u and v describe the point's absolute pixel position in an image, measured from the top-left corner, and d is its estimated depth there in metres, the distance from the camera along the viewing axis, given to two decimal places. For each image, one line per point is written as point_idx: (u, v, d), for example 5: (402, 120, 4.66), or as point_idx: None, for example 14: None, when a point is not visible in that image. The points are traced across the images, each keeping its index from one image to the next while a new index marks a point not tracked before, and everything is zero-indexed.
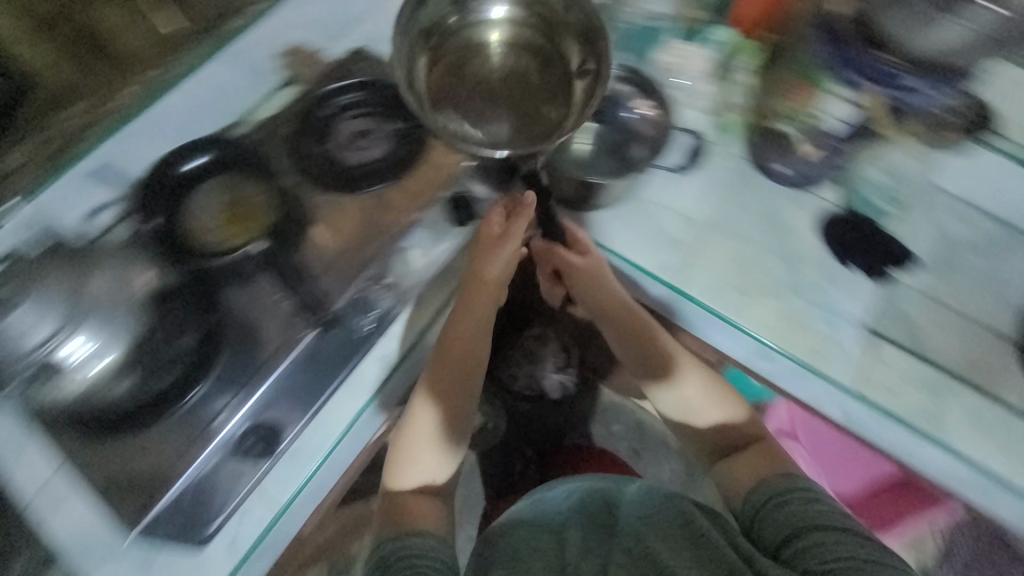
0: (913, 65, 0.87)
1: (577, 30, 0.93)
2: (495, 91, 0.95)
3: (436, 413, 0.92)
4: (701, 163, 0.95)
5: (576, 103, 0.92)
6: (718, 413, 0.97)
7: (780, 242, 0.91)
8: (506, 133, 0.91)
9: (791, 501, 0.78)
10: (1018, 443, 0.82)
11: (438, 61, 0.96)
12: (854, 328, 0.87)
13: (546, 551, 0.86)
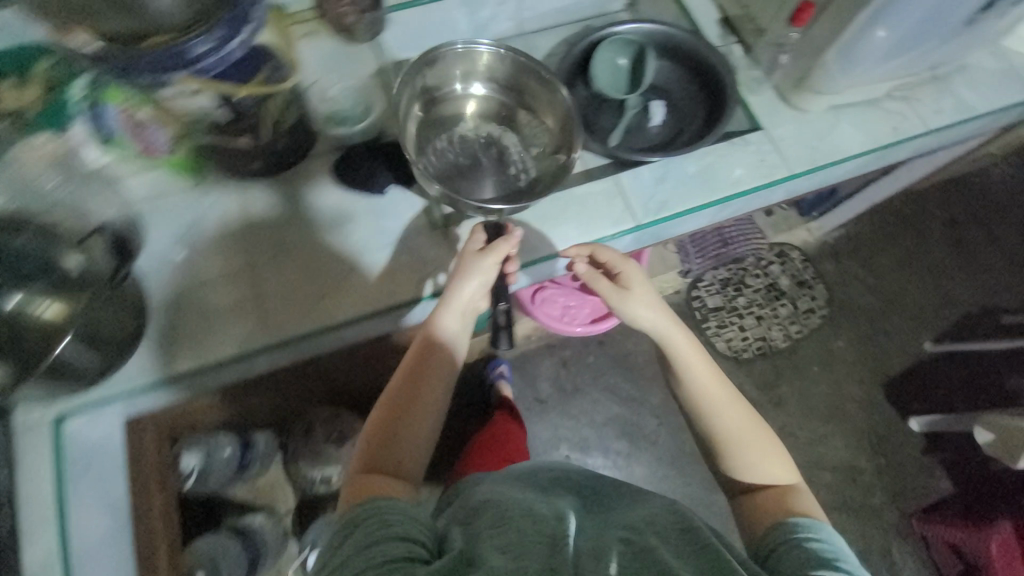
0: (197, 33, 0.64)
1: (557, 112, 1.00)
2: (479, 153, 1.00)
3: (420, 414, 0.77)
4: (192, 224, 0.85)
5: (540, 174, 0.97)
6: (749, 449, 0.80)
7: (317, 223, 0.87)
8: (487, 192, 0.94)
9: (792, 543, 0.67)
10: (579, 206, 0.92)
11: (429, 151, 0.97)
12: (427, 235, 0.88)
13: (541, 521, 0.61)
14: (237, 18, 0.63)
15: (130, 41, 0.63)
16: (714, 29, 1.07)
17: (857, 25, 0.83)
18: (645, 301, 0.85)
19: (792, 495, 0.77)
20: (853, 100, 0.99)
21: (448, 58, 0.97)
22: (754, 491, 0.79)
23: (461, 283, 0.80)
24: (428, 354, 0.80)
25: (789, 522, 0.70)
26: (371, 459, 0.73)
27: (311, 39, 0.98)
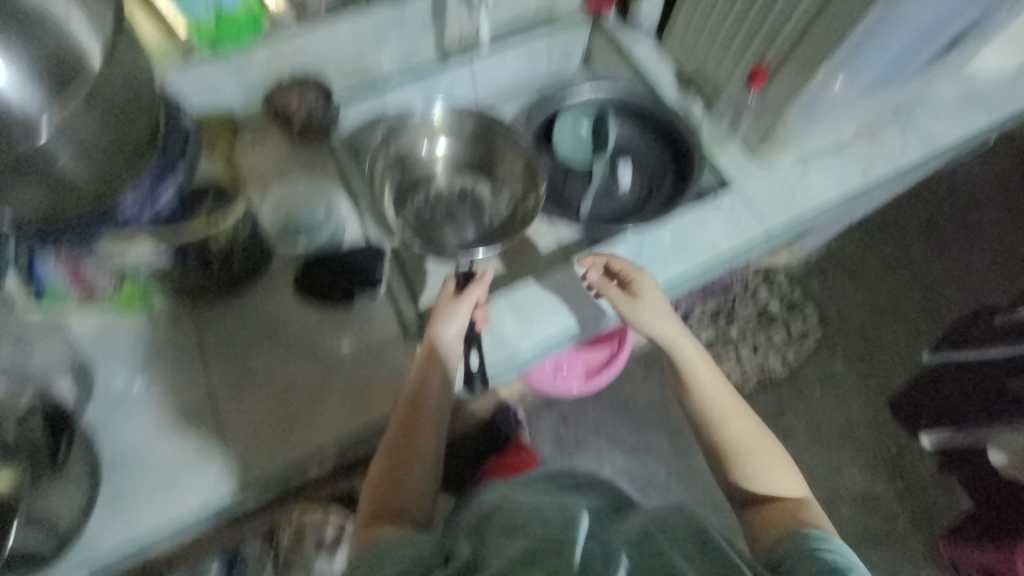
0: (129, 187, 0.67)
1: (517, 155, 0.97)
2: (456, 207, 0.99)
3: (418, 456, 0.75)
4: (144, 365, 0.79)
5: (502, 217, 0.95)
6: (759, 460, 0.79)
7: (281, 344, 0.81)
8: (468, 235, 0.95)
9: (803, 552, 0.66)
10: (556, 295, 0.88)
11: (407, 207, 0.97)
12: (400, 344, 0.83)
13: (551, 525, 0.62)
14: (163, 175, 0.69)
15: (58, 210, 0.61)
16: (672, 87, 1.05)
17: (817, 78, 0.82)
18: (654, 310, 0.83)
19: (802, 510, 0.75)
20: (819, 147, 0.97)
21: (412, 126, 0.97)
22: (761, 502, 0.78)
23: (450, 315, 0.77)
24: (414, 398, 0.75)
25: (800, 533, 0.70)
26: (377, 500, 0.72)
27: (260, 140, 0.93)
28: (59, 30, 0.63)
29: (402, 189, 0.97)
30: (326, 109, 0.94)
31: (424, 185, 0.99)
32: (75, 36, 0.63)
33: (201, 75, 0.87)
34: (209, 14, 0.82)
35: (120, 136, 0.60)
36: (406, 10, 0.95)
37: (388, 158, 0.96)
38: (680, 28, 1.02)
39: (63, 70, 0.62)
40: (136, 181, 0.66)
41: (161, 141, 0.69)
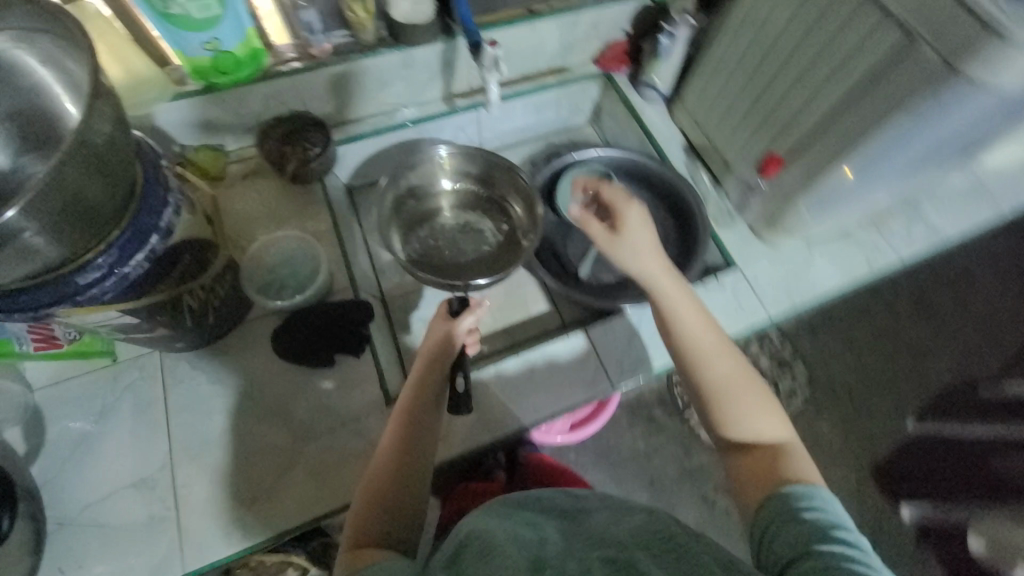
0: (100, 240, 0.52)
1: (519, 194, 0.93)
2: (456, 240, 0.95)
3: (412, 483, 0.67)
4: (101, 419, 0.74)
5: (497, 254, 0.93)
6: (755, 410, 0.67)
7: (251, 403, 0.76)
8: (467, 259, 0.92)
9: (797, 514, 0.55)
10: (549, 370, 0.84)
11: (409, 237, 0.93)
12: (379, 412, 0.78)
13: (528, 546, 0.53)
14: (139, 232, 0.55)
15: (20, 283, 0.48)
16: (680, 156, 1.03)
17: (838, 171, 0.77)
18: (637, 246, 0.76)
19: (785, 458, 0.63)
20: (826, 233, 0.95)
21: (422, 164, 0.93)
22: (745, 450, 0.65)
23: (445, 333, 0.73)
24: (407, 425, 0.69)
25: (785, 488, 0.58)
26: (364, 527, 0.63)
27: (252, 182, 0.91)
28: (15, 68, 0.53)
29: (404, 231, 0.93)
30: (324, 149, 0.89)
31: (431, 223, 0.95)
32: (48, 89, 0.55)
33: (192, 110, 0.82)
34: (206, 52, 0.76)
35: (94, 197, 0.49)
36: (416, 56, 0.91)
37: (396, 196, 0.92)
38: (691, 100, 1.01)
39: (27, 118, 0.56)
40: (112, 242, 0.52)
41: (142, 185, 0.55)
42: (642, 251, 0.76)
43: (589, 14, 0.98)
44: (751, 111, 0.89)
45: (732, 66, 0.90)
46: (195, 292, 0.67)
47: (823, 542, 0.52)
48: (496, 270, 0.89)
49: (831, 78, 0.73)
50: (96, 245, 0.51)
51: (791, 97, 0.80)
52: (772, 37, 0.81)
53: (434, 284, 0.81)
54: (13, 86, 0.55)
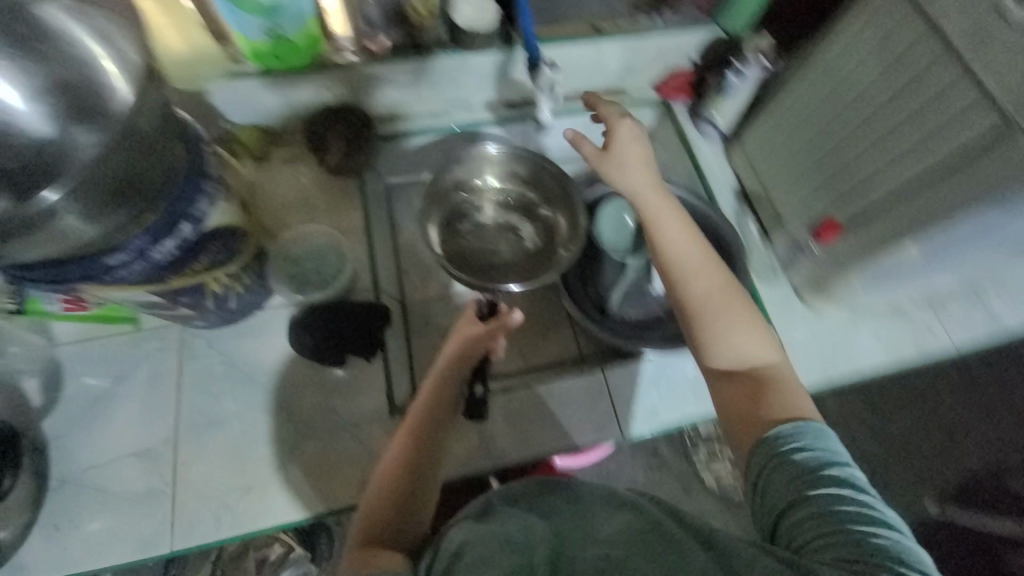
0: (139, 223, 0.52)
1: (567, 204, 0.91)
2: (491, 240, 0.92)
3: (426, 484, 0.68)
4: (116, 386, 0.75)
5: (533, 260, 0.91)
6: (747, 337, 0.63)
7: (260, 391, 0.77)
8: (502, 258, 0.91)
9: (789, 460, 0.52)
10: (559, 405, 0.84)
11: (449, 229, 0.90)
12: (382, 421, 0.77)
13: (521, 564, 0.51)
14: (173, 217, 0.54)
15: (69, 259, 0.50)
16: (730, 201, 0.98)
17: None
18: (625, 167, 0.75)
19: (771, 388, 0.60)
20: (876, 306, 0.89)
21: (467, 159, 0.91)
22: (728, 377, 0.63)
23: (472, 337, 0.75)
24: (424, 426, 0.70)
25: (773, 429, 0.55)
26: (376, 524, 0.63)
27: (293, 168, 0.91)
28: (73, 45, 0.53)
29: (445, 222, 0.90)
30: (365, 142, 0.89)
31: (471, 218, 0.92)
32: (100, 66, 0.54)
33: (244, 91, 0.82)
34: (265, 37, 0.76)
35: (135, 173, 0.49)
36: (472, 63, 0.88)
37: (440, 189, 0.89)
38: (751, 143, 0.95)
39: (83, 97, 0.55)
40: (146, 223, 0.52)
41: (181, 171, 0.55)
42: (633, 175, 0.74)
43: (658, 40, 0.93)
44: (814, 167, 0.84)
45: (801, 118, 0.84)
46: (221, 279, 0.67)
47: (817, 487, 0.49)
48: (533, 276, 0.87)
49: (911, 154, 0.69)
50: (131, 227, 0.52)
51: (863, 164, 0.75)
52: (853, 94, 0.75)
53: (466, 283, 0.80)
54: (69, 60, 0.54)
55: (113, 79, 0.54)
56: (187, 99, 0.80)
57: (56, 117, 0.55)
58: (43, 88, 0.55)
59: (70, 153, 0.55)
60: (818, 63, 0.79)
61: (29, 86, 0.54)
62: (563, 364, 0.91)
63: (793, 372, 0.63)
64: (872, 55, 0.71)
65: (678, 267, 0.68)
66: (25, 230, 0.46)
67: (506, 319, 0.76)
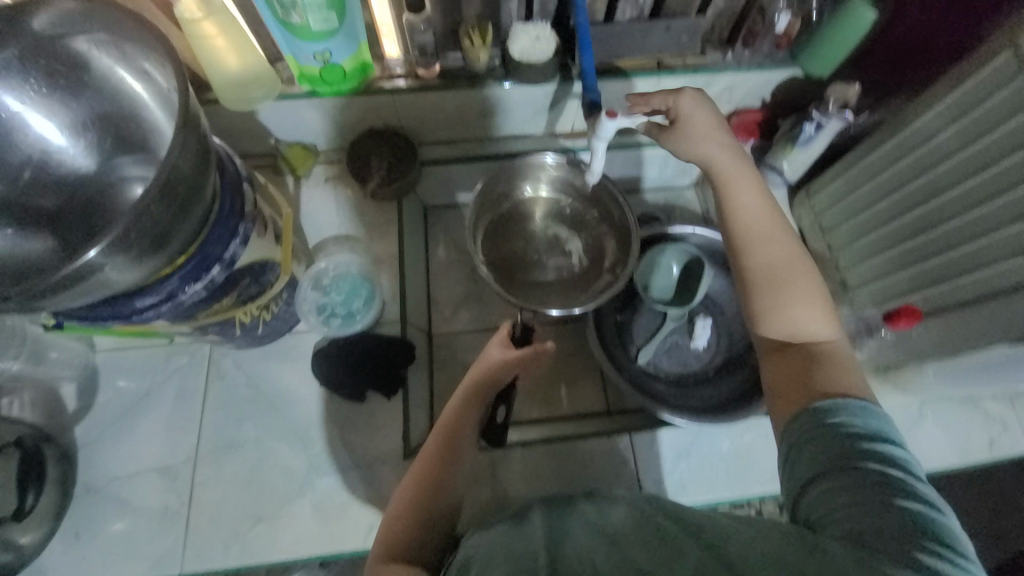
0: (175, 266, 0.51)
1: (618, 230, 0.85)
2: (536, 257, 0.88)
3: (440, 514, 0.60)
4: (143, 400, 0.76)
5: (576, 282, 0.86)
6: (807, 313, 0.57)
7: (280, 419, 0.76)
8: (546, 279, 0.86)
9: (824, 430, 0.46)
10: (581, 467, 0.80)
11: (495, 238, 0.87)
12: (397, 465, 0.75)
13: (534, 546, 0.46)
14: (204, 260, 0.53)
15: (109, 301, 0.50)
16: None
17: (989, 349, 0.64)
18: (694, 136, 0.67)
19: (824, 362, 0.53)
20: (947, 395, 0.80)
21: (524, 165, 0.85)
22: (774, 354, 0.56)
23: (500, 362, 0.66)
24: (438, 457, 0.62)
25: (814, 402, 0.49)
26: (402, 535, 0.57)
27: (333, 187, 0.90)
28: (117, 86, 0.57)
29: (490, 230, 0.87)
30: (408, 168, 0.87)
31: (523, 228, 0.88)
32: (143, 105, 0.58)
33: (291, 109, 0.80)
34: (316, 63, 0.74)
35: (176, 227, 0.48)
36: (524, 93, 0.83)
37: (485, 199, 0.84)
38: (823, 199, 0.86)
39: (126, 131, 0.60)
40: (181, 268, 0.51)
41: (217, 211, 0.54)
42: (701, 145, 0.67)
43: (728, 77, 0.84)
44: (897, 239, 0.75)
45: (888, 185, 0.75)
46: (249, 310, 0.66)
47: (861, 460, 0.43)
48: (575, 302, 0.82)
49: (1013, 255, 0.60)
50: (165, 270, 0.50)
51: (956, 250, 0.66)
52: (951, 168, 0.66)
53: (500, 296, 0.75)
54: (116, 100, 0.58)
55: (158, 117, 0.58)
56: (235, 116, 0.80)
57: (107, 151, 0.60)
58: (82, 124, 0.59)
59: (118, 184, 0.60)
60: (911, 127, 0.69)
61: (68, 121, 0.58)
62: (591, 419, 0.86)
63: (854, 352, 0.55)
64: (977, 129, 0.62)
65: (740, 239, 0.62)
66: (69, 285, 0.42)
67: (541, 348, 0.66)
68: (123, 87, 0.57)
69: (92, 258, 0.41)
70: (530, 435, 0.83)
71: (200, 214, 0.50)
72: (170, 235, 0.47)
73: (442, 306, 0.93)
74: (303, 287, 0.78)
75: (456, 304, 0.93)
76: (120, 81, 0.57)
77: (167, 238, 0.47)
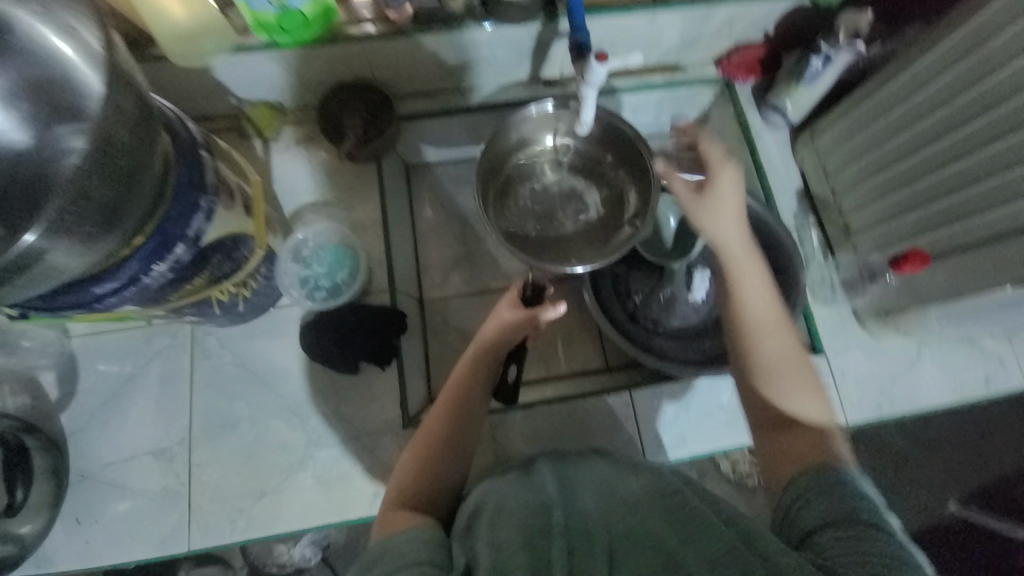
0: (133, 244, 0.47)
1: (639, 179, 0.78)
2: (554, 212, 0.83)
3: (448, 466, 0.58)
4: (128, 385, 0.74)
5: (595, 238, 0.81)
6: (805, 392, 0.53)
7: (272, 395, 0.75)
8: (566, 233, 0.82)
9: (836, 489, 0.44)
10: (582, 425, 0.79)
11: (507, 192, 0.82)
12: (395, 434, 0.74)
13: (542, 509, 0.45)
14: (166, 240, 0.49)
15: (67, 288, 0.45)
16: (792, 204, 0.87)
17: (993, 292, 0.61)
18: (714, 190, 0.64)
19: (820, 440, 0.49)
20: (947, 336, 0.79)
21: (523, 121, 0.77)
22: (784, 430, 0.52)
23: (512, 321, 0.66)
24: (447, 413, 0.61)
25: (834, 471, 0.46)
26: (410, 489, 0.55)
27: (306, 150, 0.83)
28: (42, 45, 0.50)
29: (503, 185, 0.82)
30: (386, 125, 0.80)
31: (518, 181, 0.83)
32: (72, 64, 0.50)
33: (247, 65, 0.73)
34: (272, 8, 0.66)
35: (134, 205, 0.44)
36: (506, 35, 0.75)
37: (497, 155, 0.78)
38: (827, 140, 0.82)
39: (59, 98, 0.53)
40: (141, 247, 0.47)
41: (173, 185, 0.49)
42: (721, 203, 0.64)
43: (728, 9, 0.76)
44: (905, 180, 0.71)
45: (897, 124, 0.70)
46: (225, 289, 0.62)
47: (876, 525, 0.41)
48: (594, 256, 0.77)
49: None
50: (122, 250, 0.46)
51: (964, 191, 0.63)
52: (969, 101, 0.61)
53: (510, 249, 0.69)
54: (41, 62, 0.51)
55: (88, 76, 0.50)
56: (187, 74, 0.72)
57: (43, 125, 0.54)
58: (13, 93, 0.54)
59: (57, 158, 0.52)
60: (930, 58, 0.64)
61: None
62: (590, 378, 0.86)
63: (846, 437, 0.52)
64: (999, 58, 0.57)
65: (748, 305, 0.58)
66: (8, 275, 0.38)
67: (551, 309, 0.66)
68: (34, 35, 0.50)
69: (32, 243, 0.37)
70: (531, 397, 0.82)
71: (153, 185, 0.46)
72: (121, 209, 0.42)
73: (432, 271, 0.90)
74: (282, 259, 0.74)
75: (446, 268, 0.90)
76: (34, 36, 0.50)
77: (115, 217, 0.42)
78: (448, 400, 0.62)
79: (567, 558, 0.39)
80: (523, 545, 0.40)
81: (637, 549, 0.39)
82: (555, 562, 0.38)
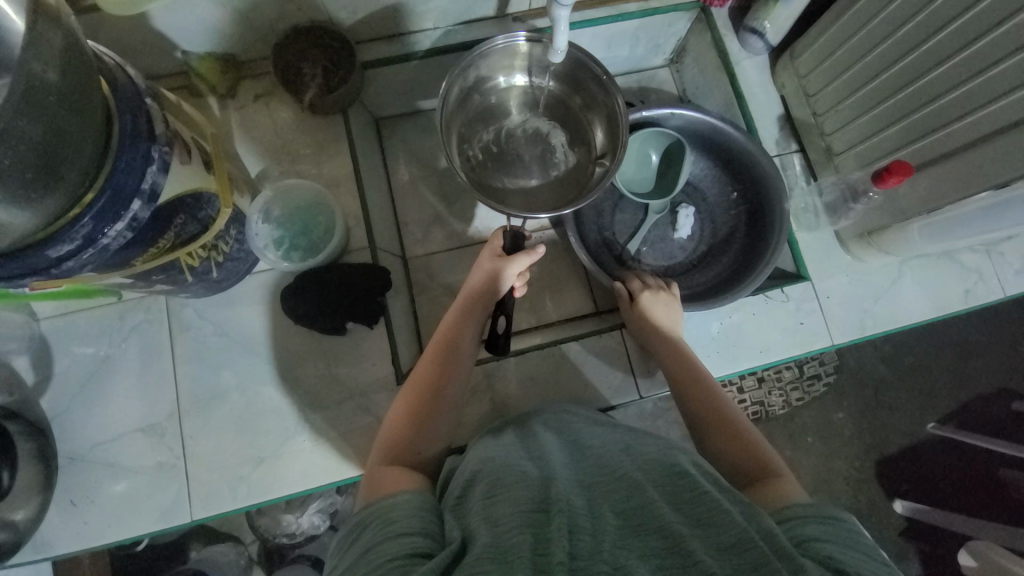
0: (79, 203, 0.43)
1: (606, 113, 0.74)
2: (527, 157, 0.80)
3: (436, 429, 0.56)
4: (107, 365, 0.71)
5: (566, 179, 0.78)
6: (743, 451, 0.54)
7: (259, 362, 0.73)
8: (537, 178, 0.79)
9: (831, 519, 0.40)
10: (576, 368, 0.79)
11: (474, 145, 0.79)
12: (390, 391, 0.73)
13: (540, 468, 0.43)
14: (119, 196, 0.46)
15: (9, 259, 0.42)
16: (773, 131, 0.86)
17: (977, 195, 0.61)
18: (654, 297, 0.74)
19: (767, 482, 0.48)
20: (927, 254, 0.80)
21: (492, 53, 0.72)
22: (758, 483, 0.49)
23: (497, 274, 0.65)
24: (433, 373, 0.60)
25: (800, 505, 0.42)
26: (395, 449, 0.53)
27: (267, 106, 0.79)
28: None
29: (468, 137, 0.78)
30: (348, 74, 0.75)
31: (495, 126, 0.80)
32: None
33: (187, 11, 0.67)
34: None
35: (72, 160, 0.41)
36: None
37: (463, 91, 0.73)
38: (807, 61, 0.79)
39: None
40: (90, 207, 0.44)
41: (118, 138, 0.45)
42: (659, 307, 0.73)
43: None
44: (887, 95, 0.69)
45: (879, 35, 0.68)
46: (194, 252, 0.59)
47: (871, 554, 0.37)
48: (561, 203, 0.75)
49: (1005, 96, 0.56)
50: (71, 212, 0.43)
51: (947, 97, 0.62)
52: (953, 4, 0.59)
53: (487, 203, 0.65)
54: None
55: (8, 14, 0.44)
56: (121, 25, 0.66)
57: None
58: None
59: None
60: None
61: None
62: (580, 323, 0.86)
63: (795, 480, 0.48)
64: None
65: (695, 378, 0.63)
66: None
67: (533, 255, 0.66)
68: None
69: None
70: (523, 344, 0.82)
71: (92, 138, 0.42)
72: (56, 169, 0.39)
73: (412, 227, 0.87)
74: (252, 220, 0.71)
75: (426, 224, 0.87)
76: None
77: (55, 178, 0.40)
78: (434, 360, 0.61)
79: (569, 535, 0.34)
80: (525, 524, 0.35)
81: (642, 540, 0.34)
82: (556, 537, 0.33)
